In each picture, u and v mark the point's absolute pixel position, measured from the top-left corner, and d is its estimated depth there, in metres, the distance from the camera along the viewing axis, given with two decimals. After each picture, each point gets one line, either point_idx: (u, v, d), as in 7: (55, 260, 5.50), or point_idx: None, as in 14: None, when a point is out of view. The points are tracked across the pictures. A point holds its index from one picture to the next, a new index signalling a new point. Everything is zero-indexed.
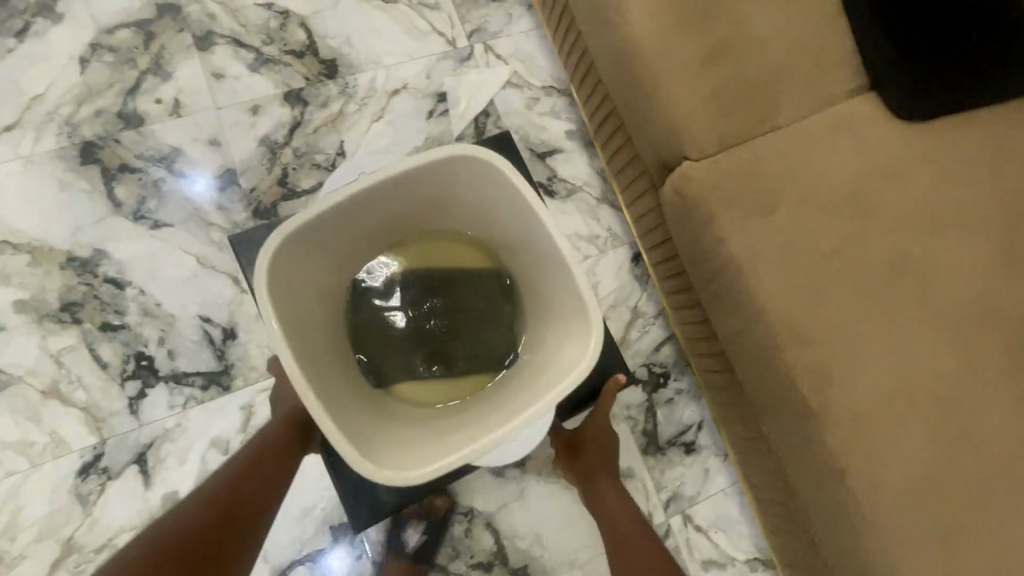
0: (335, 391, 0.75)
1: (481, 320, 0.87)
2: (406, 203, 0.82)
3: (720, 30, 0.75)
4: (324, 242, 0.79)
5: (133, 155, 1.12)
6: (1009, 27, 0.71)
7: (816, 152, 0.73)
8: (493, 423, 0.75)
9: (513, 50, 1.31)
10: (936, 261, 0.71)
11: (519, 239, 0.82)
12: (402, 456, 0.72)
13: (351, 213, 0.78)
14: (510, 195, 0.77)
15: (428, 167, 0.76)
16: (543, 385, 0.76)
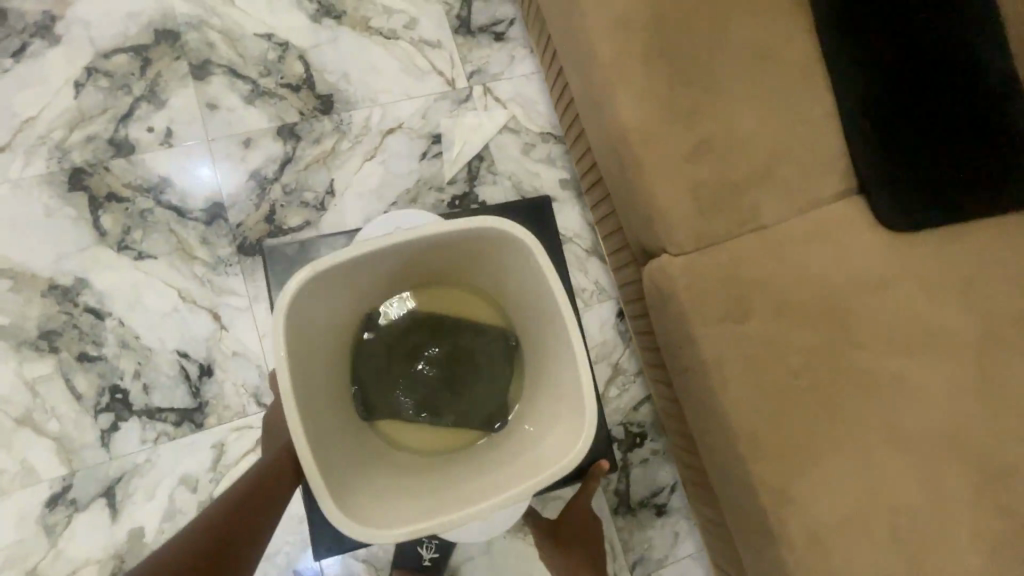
0: (323, 414, 0.61)
1: (490, 384, 0.69)
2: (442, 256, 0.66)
3: (705, 128, 0.75)
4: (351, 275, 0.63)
5: (122, 184, 1.11)
6: (994, 147, 0.72)
7: (793, 258, 0.73)
8: (476, 487, 0.61)
9: (513, 93, 1.29)
10: (906, 378, 0.70)
11: (534, 306, 0.65)
12: (367, 500, 0.59)
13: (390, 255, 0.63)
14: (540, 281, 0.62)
15: (478, 233, 0.61)
16: (541, 448, 0.62)
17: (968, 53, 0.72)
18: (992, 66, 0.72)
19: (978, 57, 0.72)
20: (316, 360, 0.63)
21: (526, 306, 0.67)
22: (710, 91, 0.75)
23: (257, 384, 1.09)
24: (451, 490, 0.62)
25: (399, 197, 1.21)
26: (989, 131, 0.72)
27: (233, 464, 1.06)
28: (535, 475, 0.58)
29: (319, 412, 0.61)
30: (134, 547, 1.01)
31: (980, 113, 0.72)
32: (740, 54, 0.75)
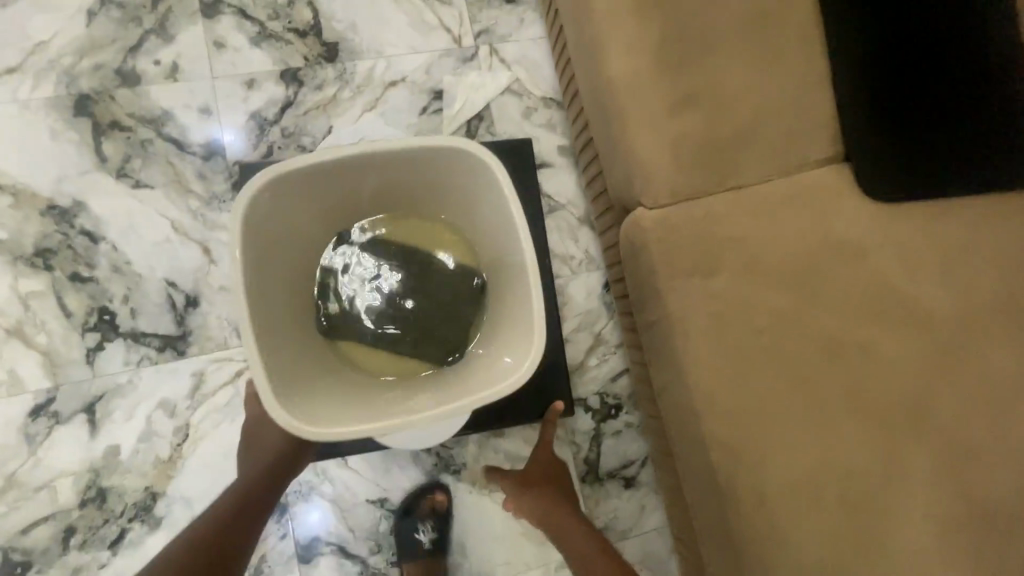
0: (280, 324, 0.62)
1: (449, 313, 0.69)
2: (410, 180, 0.66)
3: (692, 81, 0.73)
4: (318, 191, 0.64)
5: (125, 113, 1.14)
6: (986, 125, 0.70)
7: (770, 219, 0.72)
8: (427, 401, 0.61)
9: (519, 56, 1.29)
10: (874, 349, 0.69)
11: (498, 234, 0.65)
12: (319, 405, 0.59)
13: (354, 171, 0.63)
14: (501, 205, 0.62)
15: (444, 151, 0.62)
16: (493, 370, 0.62)
17: (971, 24, 0.70)
18: (999, 37, 0.69)
19: (983, 28, 0.70)
20: (275, 269, 0.63)
21: (490, 240, 0.67)
22: (702, 45, 0.74)
23: (241, 318, 1.12)
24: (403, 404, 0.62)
25: None
26: (986, 105, 0.70)
27: (210, 393, 1.09)
28: (483, 391, 0.58)
29: (274, 319, 0.61)
30: (109, 464, 1.05)
31: (977, 85, 0.70)
32: (736, 10, 0.74)
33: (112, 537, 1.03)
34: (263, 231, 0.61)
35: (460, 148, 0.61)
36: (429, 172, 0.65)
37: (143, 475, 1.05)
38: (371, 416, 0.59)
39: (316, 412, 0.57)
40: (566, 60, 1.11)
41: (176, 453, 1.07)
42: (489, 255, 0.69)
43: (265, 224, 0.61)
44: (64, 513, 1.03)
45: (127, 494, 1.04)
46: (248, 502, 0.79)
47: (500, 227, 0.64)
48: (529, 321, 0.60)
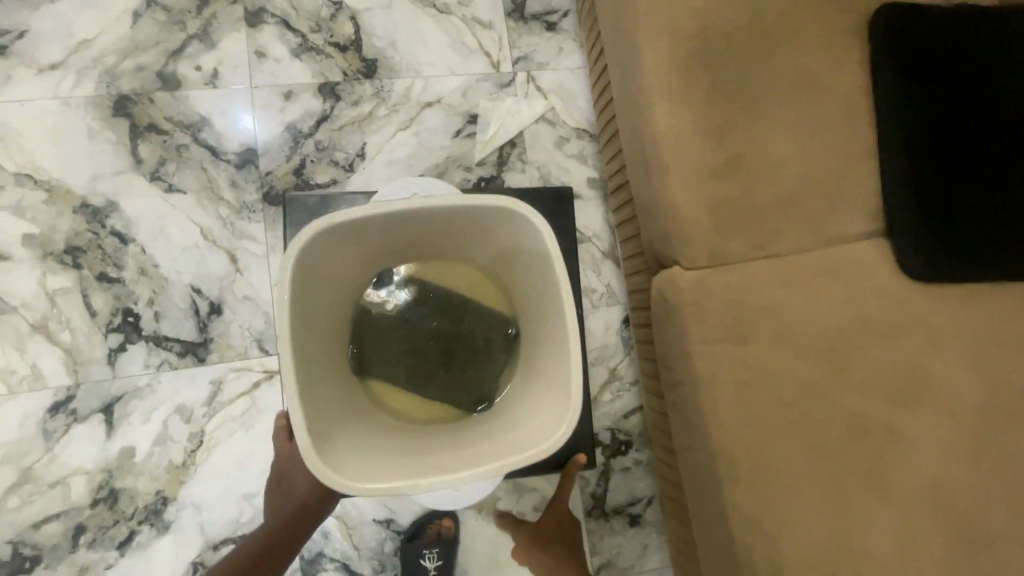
0: (315, 365, 0.62)
1: (483, 362, 0.70)
2: (454, 232, 0.67)
3: (740, 144, 0.73)
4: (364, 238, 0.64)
5: (163, 116, 1.14)
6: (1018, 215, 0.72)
7: (808, 290, 0.71)
8: (460, 455, 0.61)
9: (555, 85, 1.29)
10: (901, 431, 0.69)
11: (538, 292, 0.65)
12: (352, 452, 0.60)
13: (403, 221, 0.63)
14: (546, 268, 0.62)
15: (495, 211, 0.62)
16: (525, 428, 0.63)
17: (1002, 115, 0.73)
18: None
19: (1011, 121, 0.73)
20: (316, 311, 0.63)
21: (528, 295, 0.68)
22: (751, 109, 0.73)
23: (262, 329, 1.12)
24: (434, 455, 0.62)
25: (427, 170, 1.22)
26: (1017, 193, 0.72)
27: (227, 401, 1.09)
28: (517, 451, 0.59)
29: (311, 361, 0.61)
30: (123, 465, 1.06)
31: (1010, 174, 0.72)
32: (787, 76, 0.74)
33: (121, 538, 1.04)
34: (310, 276, 0.61)
35: (512, 208, 0.61)
36: (475, 226, 0.66)
37: (156, 479, 1.06)
38: (402, 467, 0.59)
39: (348, 461, 0.58)
40: (605, 91, 1.09)
41: (189, 459, 1.07)
42: (525, 308, 0.69)
43: (313, 268, 0.61)
44: (75, 511, 1.04)
45: (138, 496, 1.05)
46: (267, 548, 0.83)
47: (541, 284, 0.64)
48: (569, 384, 0.60)
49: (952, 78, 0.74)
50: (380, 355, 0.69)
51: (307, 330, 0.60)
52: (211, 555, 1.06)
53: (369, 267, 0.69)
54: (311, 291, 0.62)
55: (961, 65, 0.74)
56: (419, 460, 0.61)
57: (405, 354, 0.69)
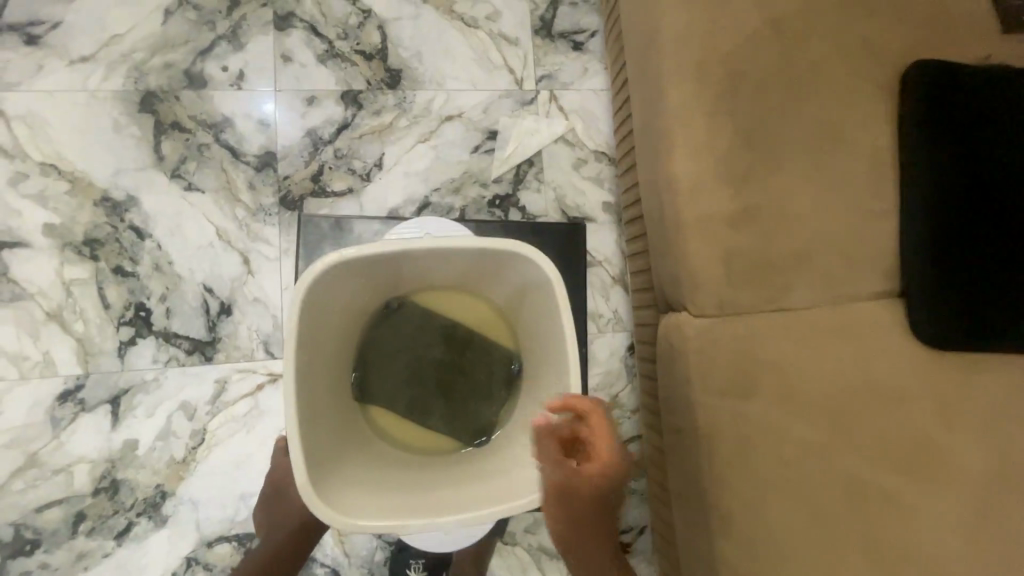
0: (317, 391, 0.63)
1: (483, 396, 0.71)
2: (467, 269, 0.67)
3: (758, 194, 0.72)
4: (377, 270, 0.65)
5: (187, 115, 1.16)
6: None
7: (816, 347, 0.71)
8: (452, 494, 0.63)
9: (577, 105, 1.28)
10: (901, 501, 0.67)
11: (545, 337, 0.66)
12: (347, 484, 0.61)
13: (417, 258, 0.64)
14: (555, 314, 0.63)
15: (512, 257, 0.63)
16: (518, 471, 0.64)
17: None
18: None
19: None
20: (325, 339, 0.65)
21: (535, 336, 0.68)
22: (774, 159, 0.72)
23: (270, 332, 1.13)
24: (427, 491, 0.64)
25: (443, 184, 1.22)
26: None
27: (231, 401, 1.11)
28: (508, 496, 0.60)
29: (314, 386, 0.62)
30: (126, 457, 1.07)
31: None
32: (812, 128, 0.72)
33: (119, 528, 1.06)
34: (322, 305, 0.62)
35: (529, 258, 0.62)
36: (489, 266, 0.66)
37: (157, 472, 1.08)
38: (396, 504, 0.61)
39: (340, 494, 0.59)
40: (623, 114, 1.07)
41: (190, 456, 1.09)
42: (530, 349, 0.70)
43: (324, 299, 0.62)
44: (77, 499, 1.06)
45: (138, 488, 1.07)
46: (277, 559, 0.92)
47: (548, 329, 0.66)
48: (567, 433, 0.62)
49: (982, 142, 0.72)
50: (381, 382, 0.70)
51: (311, 359, 0.61)
52: (205, 551, 1.07)
53: (379, 296, 0.69)
54: (320, 322, 0.63)
55: (992, 129, 0.72)
56: (412, 496, 0.62)
57: (407, 383, 0.70)
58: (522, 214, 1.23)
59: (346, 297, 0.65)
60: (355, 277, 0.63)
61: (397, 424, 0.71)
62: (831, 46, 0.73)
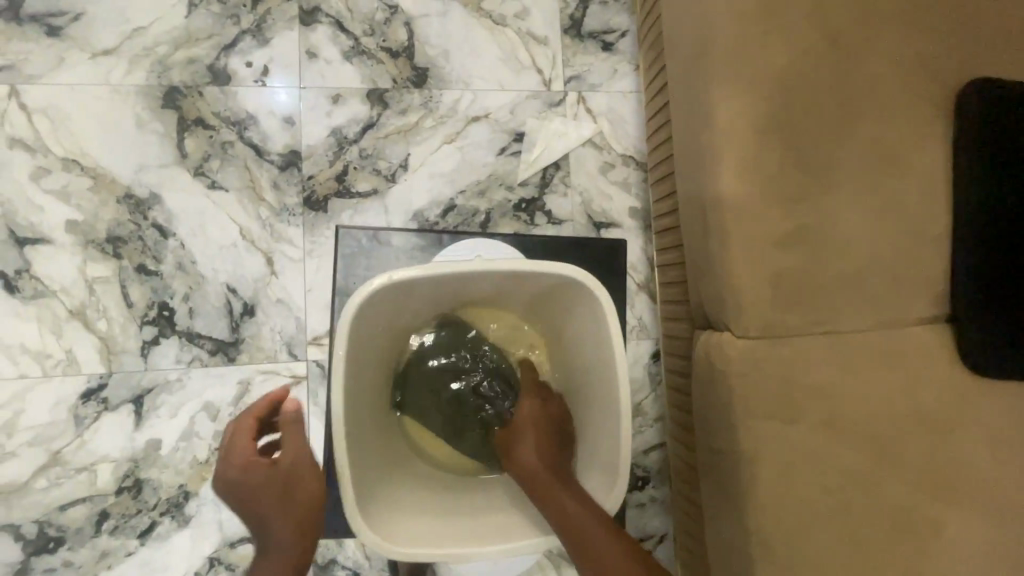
0: None
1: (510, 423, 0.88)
2: (495, 287, 0.84)
3: (805, 216, 0.71)
4: (418, 292, 0.81)
5: (210, 111, 1.14)
6: None
7: (861, 373, 0.70)
8: (471, 532, 0.78)
9: (606, 108, 1.25)
10: (942, 530, 0.67)
11: (571, 341, 0.88)
12: (387, 513, 0.77)
13: (449, 281, 0.80)
14: (579, 317, 0.84)
15: (532, 273, 0.79)
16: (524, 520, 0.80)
17: None
18: None
19: None
20: (371, 348, 0.81)
21: (568, 337, 0.88)
22: (824, 180, 0.72)
23: (293, 334, 1.12)
24: (450, 526, 0.79)
25: (469, 186, 1.19)
26: None
27: (253, 403, 1.10)
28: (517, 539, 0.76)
29: None
30: (149, 457, 1.07)
31: None
32: (862, 151, 0.72)
33: (143, 527, 1.06)
34: (371, 320, 0.79)
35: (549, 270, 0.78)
36: (514, 281, 0.82)
37: (179, 473, 1.07)
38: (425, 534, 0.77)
39: (389, 524, 0.75)
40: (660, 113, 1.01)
41: (213, 457, 1.09)
42: (565, 348, 0.90)
43: (373, 314, 0.78)
44: (100, 497, 1.05)
45: (162, 488, 1.07)
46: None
47: (595, 361, 0.83)
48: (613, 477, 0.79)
49: None
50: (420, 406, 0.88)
51: (359, 353, 0.78)
52: (228, 551, 1.07)
53: (419, 313, 0.86)
54: (365, 334, 0.79)
55: None
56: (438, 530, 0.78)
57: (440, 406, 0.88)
58: (547, 218, 1.20)
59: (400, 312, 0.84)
60: (410, 296, 0.81)
61: (437, 447, 0.88)
62: (882, 67, 0.73)
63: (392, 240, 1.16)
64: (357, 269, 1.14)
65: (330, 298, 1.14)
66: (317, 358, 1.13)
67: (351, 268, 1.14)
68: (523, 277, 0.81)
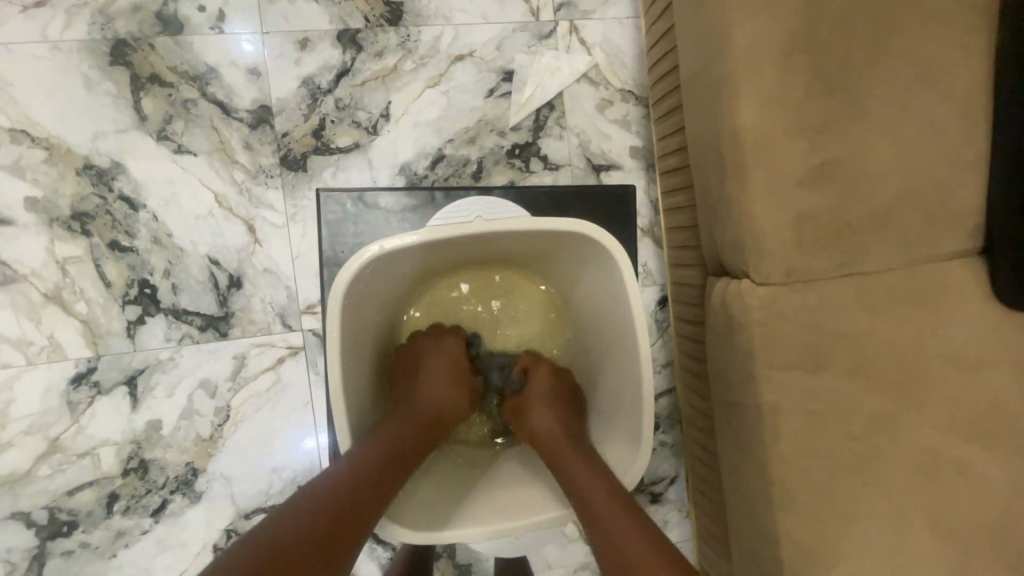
0: None
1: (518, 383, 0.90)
2: (495, 244, 0.83)
3: (831, 150, 0.66)
4: (414, 258, 0.80)
5: (165, 66, 1.03)
6: None
7: (887, 313, 0.67)
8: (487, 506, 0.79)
9: (601, 37, 1.13)
10: (964, 464, 0.67)
11: (578, 290, 0.89)
12: None
13: (443, 243, 0.79)
14: (585, 265, 0.83)
15: (532, 231, 0.77)
16: (530, 492, 0.80)
17: None
18: None
19: None
20: (369, 316, 0.82)
21: (575, 286, 0.89)
22: (851, 110, 0.66)
23: (285, 304, 1.07)
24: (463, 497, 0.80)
25: (457, 135, 1.10)
26: None
27: (252, 376, 1.06)
28: (523, 515, 0.76)
29: None
30: (151, 437, 1.04)
31: None
32: (891, 76, 0.66)
33: (155, 506, 1.04)
34: (367, 290, 0.79)
35: (550, 227, 0.76)
36: (514, 238, 0.81)
37: (184, 451, 1.05)
38: (432, 512, 0.77)
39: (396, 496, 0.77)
40: (664, 37, 0.91)
41: (217, 433, 1.06)
42: (573, 299, 0.91)
43: (367, 285, 0.77)
44: (106, 480, 1.03)
45: (168, 466, 1.04)
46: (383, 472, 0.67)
47: (610, 313, 0.83)
48: (639, 436, 0.78)
49: None
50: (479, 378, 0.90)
51: (357, 330, 0.79)
52: (243, 523, 1.06)
53: (415, 276, 0.86)
54: (360, 306, 0.79)
55: None
56: (443, 507, 0.78)
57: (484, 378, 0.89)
58: (543, 163, 1.12)
59: (396, 282, 0.84)
60: (407, 262, 0.81)
61: None
62: None
63: (378, 198, 1.08)
64: (344, 234, 1.08)
65: (320, 266, 1.07)
66: (313, 327, 1.08)
67: (337, 232, 1.07)
68: (526, 240, 0.81)
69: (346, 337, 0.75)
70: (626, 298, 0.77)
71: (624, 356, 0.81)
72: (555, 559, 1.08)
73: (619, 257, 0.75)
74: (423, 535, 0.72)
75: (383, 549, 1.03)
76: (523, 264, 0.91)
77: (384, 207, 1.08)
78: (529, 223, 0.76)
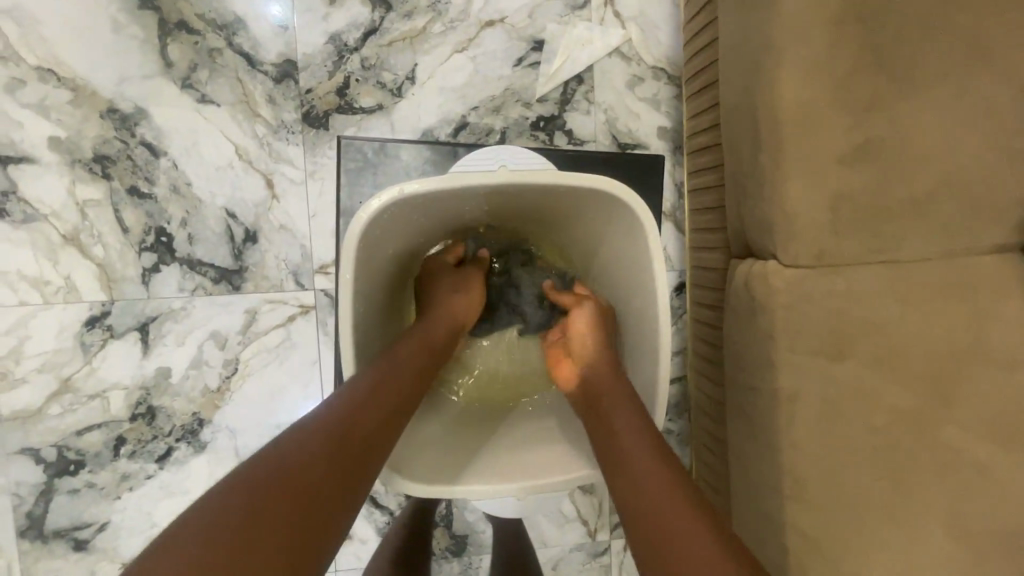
0: None
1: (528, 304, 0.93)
2: (519, 200, 0.82)
3: (874, 131, 0.63)
4: (432, 206, 0.79)
5: (193, 13, 1.02)
6: None
7: (919, 304, 0.64)
8: (489, 466, 0.76)
9: (637, 11, 1.10)
10: (986, 465, 0.64)
11: (598, 256, 0.88)
12: None
13: (464, 193, 0.77)
14: (607, 229, 0.82)
15: (558, 188, 0.75)
16: (538, 454, 0.77)
17: None
18: None
19: None
20: (384, 268, 0.81)
21: (595, 252, 0.88)
22: (902, 87, 0.63)
23: (298, 263, 1.07)
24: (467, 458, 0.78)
25: (481, 104, 1.08)
26: None
27: (261, 332, 1.07)
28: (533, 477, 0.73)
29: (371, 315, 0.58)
30: (159, 385, 1.05)
31: None
32: (946, 57, 0.63)
33: (160, 452, 1.05)
34: (383, 237, 0.77)
35: (577, 184, 0.74)
36: (540, 194, 0.79)
37: (192, 401, 1.06)
38: (441, 470, 0.74)
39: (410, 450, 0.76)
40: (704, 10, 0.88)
41: (225, 385, 1.06)
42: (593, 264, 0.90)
43: (382, 232, 0.76)
44: (115, 424, 1.04)
45: (175, 415, 1.05)
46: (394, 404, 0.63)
47: (630, 288, 0.81)
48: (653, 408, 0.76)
49: None
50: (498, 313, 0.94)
51: (369, 279, 0.77)
52: None
53: (431, 230, 0.85)
54: (375, 254, 0.77)
55: None
56: (452, 465, 0.76)
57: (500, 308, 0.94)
58: (568, 138, 1.10)
59: (414, 233, 0.83)
60: (425, 212, 0.80)
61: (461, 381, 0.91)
62: None
63: (400, 150, 1.07)
64: (361, 194, 1.07)
65: (335, 226, 1.07)
66: (325, 287, 1.08)
67: (354, 191, 1.06)
68: (552, 196, 0.79)
69: (359, 283, 0.74)
70: (648, 272, 0.75)
71: (640, 330, 0.80)
72: (551, 536, 1.08)
73: (645, 223, 0.74)
74: (433, 489, 0.70)
75: (382, 513, 1.04)
76: (544, 225, 0.91)
77: (405, 157, 1.07)
78: (556, 178, 0.74)
